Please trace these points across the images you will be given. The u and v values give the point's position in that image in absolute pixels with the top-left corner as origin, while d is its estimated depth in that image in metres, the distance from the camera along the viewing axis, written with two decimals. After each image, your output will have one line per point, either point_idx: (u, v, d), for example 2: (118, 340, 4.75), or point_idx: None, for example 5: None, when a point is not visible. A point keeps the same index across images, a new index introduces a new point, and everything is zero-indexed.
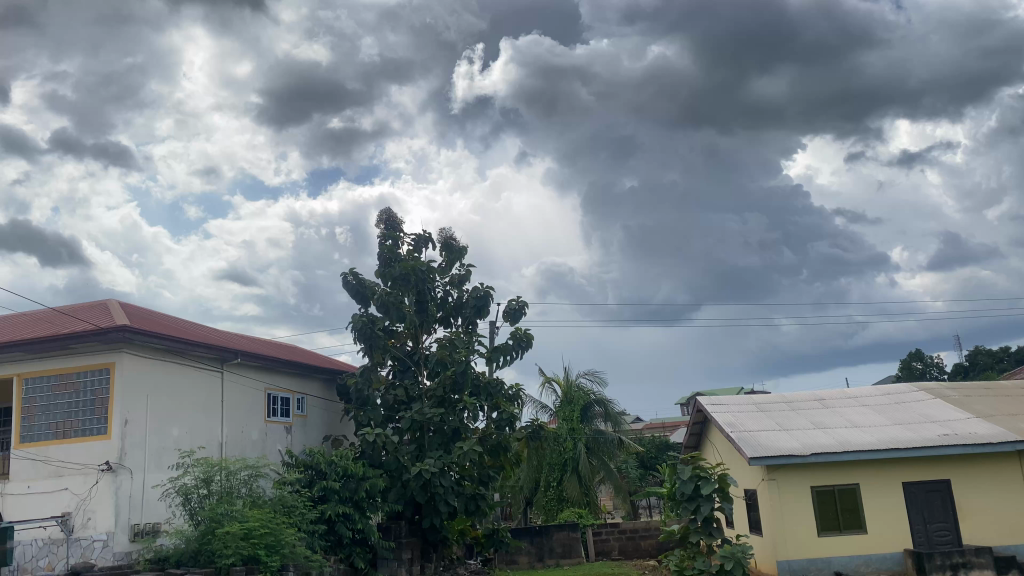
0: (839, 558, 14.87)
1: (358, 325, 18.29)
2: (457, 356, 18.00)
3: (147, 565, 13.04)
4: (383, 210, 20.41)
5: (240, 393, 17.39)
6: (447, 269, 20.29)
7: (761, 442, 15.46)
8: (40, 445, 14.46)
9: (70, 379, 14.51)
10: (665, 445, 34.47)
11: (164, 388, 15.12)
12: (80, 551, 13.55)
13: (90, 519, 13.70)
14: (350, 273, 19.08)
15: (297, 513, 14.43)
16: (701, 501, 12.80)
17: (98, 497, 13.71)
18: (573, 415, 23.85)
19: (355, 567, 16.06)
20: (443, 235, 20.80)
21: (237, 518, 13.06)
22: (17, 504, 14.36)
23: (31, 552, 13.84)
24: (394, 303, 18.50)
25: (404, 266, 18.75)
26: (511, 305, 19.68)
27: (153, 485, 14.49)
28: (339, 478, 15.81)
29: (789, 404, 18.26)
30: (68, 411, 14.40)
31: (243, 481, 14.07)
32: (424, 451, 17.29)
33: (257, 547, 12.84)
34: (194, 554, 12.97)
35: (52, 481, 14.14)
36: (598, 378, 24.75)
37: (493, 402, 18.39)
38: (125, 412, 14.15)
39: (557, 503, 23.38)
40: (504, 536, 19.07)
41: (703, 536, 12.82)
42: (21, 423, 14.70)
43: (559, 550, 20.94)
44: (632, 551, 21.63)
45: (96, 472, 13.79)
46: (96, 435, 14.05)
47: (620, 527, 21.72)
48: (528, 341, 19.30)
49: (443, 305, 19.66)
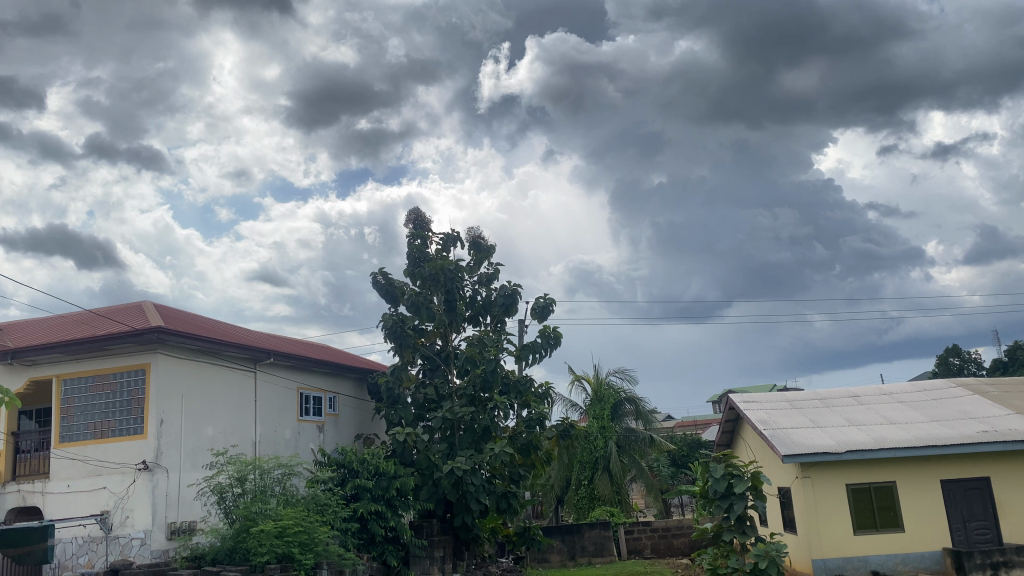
0: (876, 557, 14.66)
1: (388, 325, 18.41)
2: (487, 354, 18.02)
3: (184, 563, 13.21)
4: (412, 210, 20.50)
5: (273, 392, 17.55)
6: (476, 268, 20.32)
7: (794, 439, 15.30)
8: (78, 445, 14.72)
9: (108, 380, 14.74)
10: (696, 443, 34.22)
11: (198, 388, 15.30)
12: (118, 548, 13.78)
13: (128, 518, 13.91)
14: (379, 273, 19.18)
15: (330, 511, 14.54)
16: (735, 499, 12.67)
17: (135, 496, 13.91)
18: (603, 413, 23.76)
19: (388, 566, 16.12)
20: (470, 234, 20.83)
21: (271, 516, 13.19)
22: (56, 503, 14.64)
23: (71, 549, 14.20)
24: (424, 302, 18.59)
25: (432, 266, 18.82)
26: (540, 302, 19.67)
27: (188, 483, 14.69)
28: (372, 475, 15.91)
29: (822, 401, 18.03)
30: (105, 411, 14.63)
31: (276, 479, 14.21)
32: (455, 450, 17.33)
33: (291, 545, 12.96)
34: (230, 552, 13.11)
35: (91, 480, 14.38)
36: (629, 376, 24.64)
37: (523, 400, 18.40)
38: (161, 412, 14.35)
39: (588, 501, 23.30)
40: (535, 534, 19.05)
41: (736, 534, 12.70)
42: (60, 423, 14.96)
43: (591, 549, 20.89)
44: (664, 549, 21.51)
45: (134, 471, 14.00)
46: (133, 434, 14.27)
47: (652, 526, 21.64)
48: (556, 339, 19.25)
49: (471, 304, 19.70)
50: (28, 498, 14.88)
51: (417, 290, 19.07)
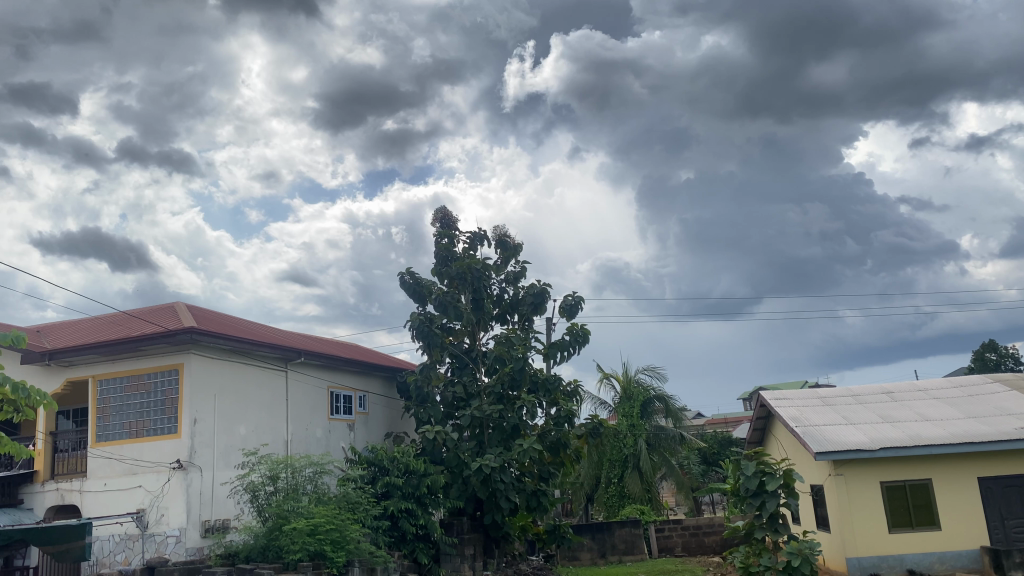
0: (912, 555, 14.45)
1: (416, 324, 18.48)
2: (515, 352, 18.03)
3: (218, 560, 13.37)
4: (438, 209, 20.57)
5: (304, 391, 17.71)
6: (503, 266, 20.34)
7: (828, 436, 15.12)
8: (114, 444, 14.95)
9: (142, 380, 14.96)
10: (727, 440, 33.97)
11: (230, 388, 15.47)
12: (154, 546, 14.00)
13: (163, 516, 14.11)
14: (407, 272, 19.26)
15: (361, 509, 14.63)
16: (767, 497, 12.58)
17: (170, 494, 14.11)
18: (632, 411, 23.70)
19: (419, 563, 16.17)
20: (497, 232, 20.85)
21: (304, 514, 13.31)
22: (93, 501, 14.88)
23: (109, 547, 14.46)
24: (451, 301, 18.64)
25: (459, 265, 18.86)
26: (568, 300, 19.63)
27: (222, 482, 14.87)
28: (402, 473, 16.00)
29: (855, 397, 17.80)
30: (140, 411, 14.85)
31: (308, 478, 14.34)
32: (484, 448, 17.36)
33: (323, 543, 13.07)
34: (263, 550, 13.24)
35: (127, 479, 14.60)
36: (658, 373, 24.53)
37: (552, 398, 18.38)
38: (194, 411, 14.54)
39: (618, 499, 23.22)
40: (566, 532, 19.02)
41: (768, 532, 12.61)
42: (97, 423, 15.21)
43: (621, 547, 20.83)
44: (696, 547, 21.39)
45: (168, 470, 14.19)
46: (167, 434, 14.46)
47: (683, 524, 21.51)
48: (585, 337, 19.20)
49: (499, 303, 19.71)
50: (66, 496, 15.14)
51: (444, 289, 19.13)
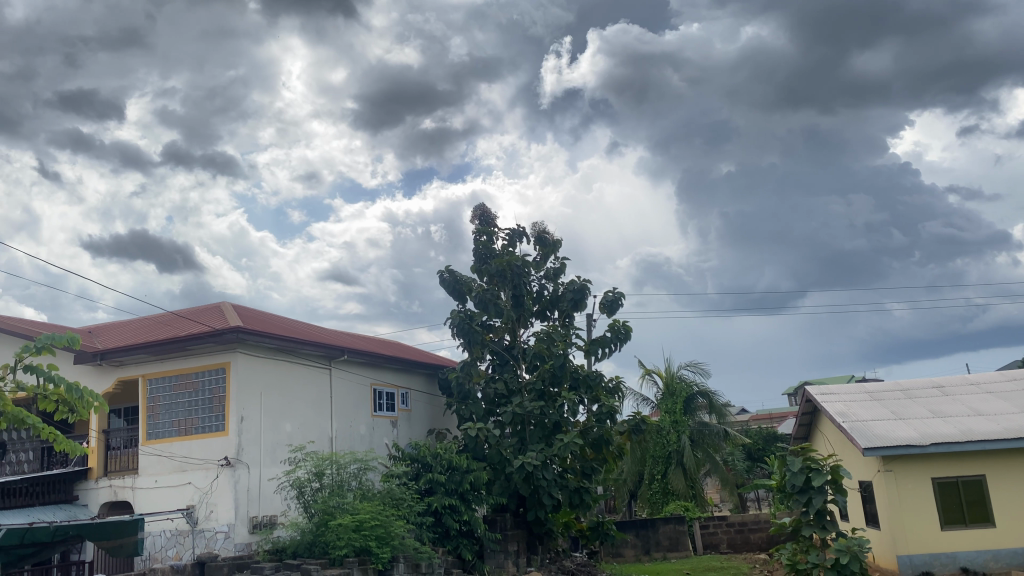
0: (965, 553, 14.11)
1: (456, 321, 18.53)
2: (555, 349, 18.06)
3: (266, 556, 13.56)
4: (477, 206, 20.62)
5: (348, 389, 17.89)
6: (542, 263, 20.31)
7: (876, 431, 14.83)
8: (164, 442, 15.26)
9: (190, 379, 15.24)
10: (772, 436, 33.48)
11: (275, 385, 15.70)
12: (204, 541, 14.29)
13: (213, 512, 14.38)
14: (446, 270, 19.32)
15: (405, 505, 14.75)
16: (813, 494, 12.35)
17: (219, 491, 14.36)
18: (675, 407, 23.49)
19: (462, 560, 16.24)
20: (536, 228, 20.82)
21: (349, 510, 13.47)
22: (144, 497, 15.21)
23: (160, 542, 14.79)
24: (491, 298, 18.67)
25: (499, 262, 18.90)
26: (609, 296, 19.54)
27: (269, 478, 15.10)
28: (445, 470, 16.14)
29: (904, 392, 17.43)
30: (188, 409, 15.14)
31: (353, 474, 14.49)
32: (526, 444, 17.37)
33: (369, 539, 13.20)
34: (310, 546, 13.40)
35: (177, 476, 14.89)
36: (701, 369, 24.30)
37: (593, 394, 18.33)
38: (241, 409, 14.79)
39: (662, 496, 23.14)
40: (609, 529, 18.94)
41: (816, 529, 12.39)
42: (147, 420, 15.53)
43: (665, 543, 20.71)
44: (741, 544, 21.18)
45: (216, 467, 14.46)
46: (215, 431, 14.73)
47: (728, 520, 21.32)
48: (627, 333, 19.09)
49: (539, 299, 19.69)
50: (119, 492, 15.51)
51: (484, 286, 19.19)
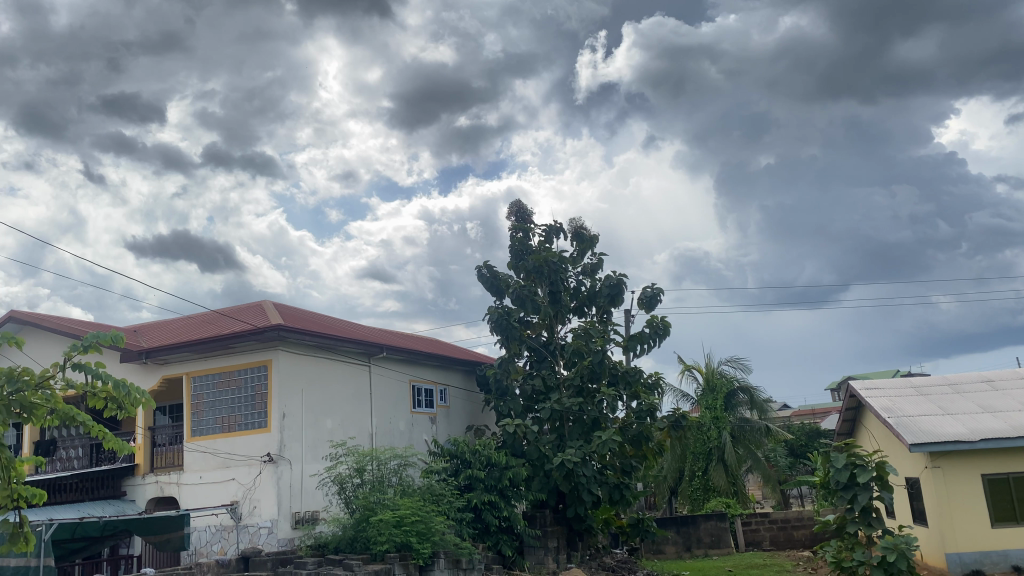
0: (1017, 552, 13.75)
1: (494, 317, 18.51)
2: (593, 345, 17.98)
3: (308, 551, 13.70)
4: (513, 202, 20.60)
5: (387, 385, 17.99)
6: (579, 259, 20.22)
7: (922, 427, 14.51)
8: (208, 439, 15.49)
9: (233, 376, 15.45)
10: (815, 432, 32.98)
11: (316, 383, 15.85)
12: (248, 537, 14.50)
13: (256, 508, 14.58)
14: (484, 266, 19.32)
15: (444, 501, 14.79)
16: (859, 491, 12.09)
17: (262, 486, 14.56)
18: (716, 403, 23.20)
19: (502, 556, 16.24)
20: (573, 224, 20.74)
21: (389, 506, 13.55)
22: (189, 493, 15.47)
23: (205, 537, 15.04)
24: (529, 294, 18.64)
25: (536, 258, 18.87)
26: (647, 292, 19.39)
27: (310, 474, 15.26)
28: (484, 466, 16.20)
29: (952, 386, 17.03)
30: (231, 406, 15.35)
31: (393, 470, 14.58)
32: (565, 441, 17.33)
33: (409, 535, 13.27)
34: (351, 541, 13.51)
35: (221, 472, 15.11)
36: (742, 365, 24.01)
37: (632, 391, 18.19)
38: (283, 406, 14.97)
39: (703, 493, 22.93)
40: (649, 525, 18.81)
41: (861, 526, 12.13)
42: (191, 417, 15.78)
43: (706, 541, 20.52)
44: (784, 542, 20.92)
45: (260, 463, 14.66)
46: (257, 428, 14.92)
47: (771, 517, 21.05)
48: (665, 329, 18.94)
49: (576, 295, 19.61)
50: (165, 488, 15.80)
51: (521, 282, 19.14)
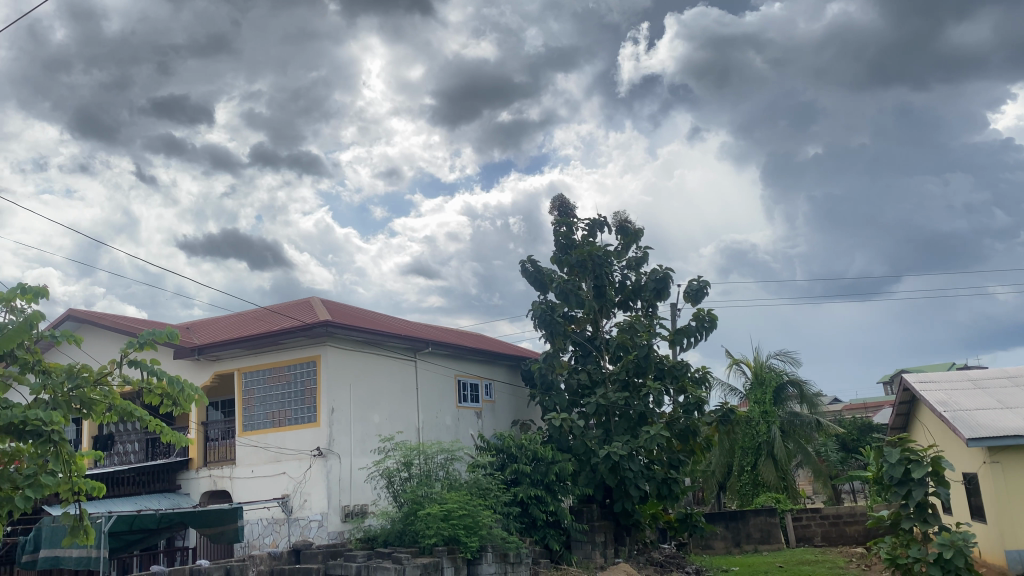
0: None
1: (538, 312, 18.50)
2: (639, 339, 17.85)
3: (358, 544, 13.84)
4: (556, 197, 20.55)
5: (433, 380, 18.12)
6: (624, 252, 20.10)
7: (980, 421, 14.13)
8: (258, 433, 15.75)
9: (283, 372, 15.69)
10: (867, 426, 32.35)
11: (363, 378, 16.03)
12: (299, 530, 14.73)
13: (307, 501, 14.80)
14: (528, 261, 19.33)
15: (491, 495, 14.85)
16: (913, 486, 11.81)
17: (313, 480, 14.78)
18: (765, 397, 22.94)
19: (550, 550, 16.25)
20: (617, 218, 20.62)
21: (436, 499, 13.65)
22: (241, 486, 15.76)
23: (258, 529, 15.32)
24: (572, 289, 18.58)
25: (580, 253, 18.80)
26: (693, 285, 19.19)
27: (359, 468, 15.45)
28: (530, 461, 16.23)
29: (1011, 379, 16.53)
30: (281, 401, 15.59)
31: (440, 464, 14.68)
32: (611, 436, 17.26)
33: (457, 528, 13.35)
34: (400, 534, 13.64)
35: (273, 466, 15.37)
36: (790, 358, 23.66)
37: (679, 385, 18.03)
38: (332, 401, 15.17)
39: (752, 488, 22.71)
40: (698, 520, 18.66)
41: (916, 523, 11.86)
42: (243, 413, 16.05)
43: (757, 536, 20.31)
44: (836, 538, 20.55)
45: (309, 457, 14.88)
46: (307, 422, 15.15)
47: (822, 513, 20.72)
48: (712, 322, 18.73)
49: (621, 289, 19.52)
50: (218, 482, 16.12)
51: (565, 277, 19.06)
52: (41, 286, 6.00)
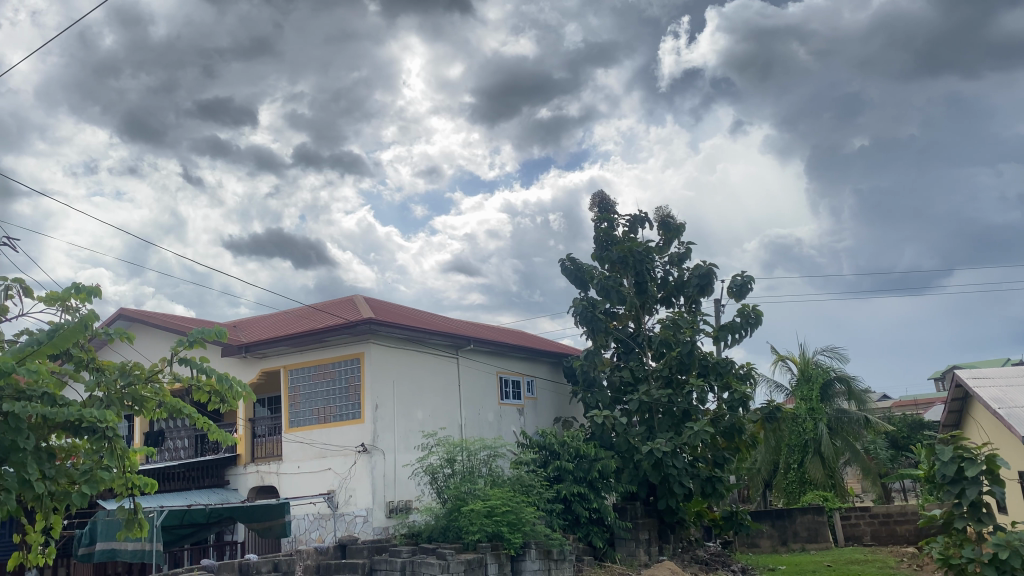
0: None
1: (579, 309, 18.44)
2: (682, 335, 17.70)
3: (403, 539, 13.91)
4: (597, 193, 20.45)
5: (475, 377, 18.19)
6: (666, 248, 19.94)
7: None
8: (305, 429, 15.95)
9: (328, 368, 15.88)
10: (918, 423, 31.65)
11: (406, 375, 16.14)
12: (345, 525, 14.91)
13: (352, 496, 14.98)
14: (568, 258, 19.28)
15: (535, 492, 14.86)
16: (967, 485, 11.51)
17: (357, 476, 14.95)
18: (812, 394, 22.53)
19: (593, 547, 16.20)
20: (659, 213, 20.45)
21: (480, 496, 13.70)
22: (288, 482, 15.98)
23: (304, 525, 15.51)
24: (614, 285, 18.47)
25: (621, 249, 18.70)
26: (737, 280, 18.96)
27: (403, 464, 15.58)
28: (572, 458, 16.20)
29: None
30: (327, 398, 15.78)
31: (483, 461, 14.73)
32: (655, 433, 17.14)
33: (500, 525, 13.38)
34: (444, 530, 13.69)
35: (318, 462, 15.55)
36: (838, 353, 23.25)
37: (724, 381, 17.82)
38: (376, 398, 15.32)
39: (799, 485, 22.37)
40: (744, 518, 18.43)
41: (970, 522, 11.57)
42: (289, 409, 16.26)
43: (803, 534, 20.01)
44: (886, 537, 20.14)
45: (354, 453, 15.04)
46: (352, 419, 15.30)
47: (872, 511, 20.34)
48: (757, 318, 18.48)
49: (663, 285, 19.36)
50: (266, 477, 16.36)
51: (607, 273, 18.98)
52: (95, 286, 6.14)
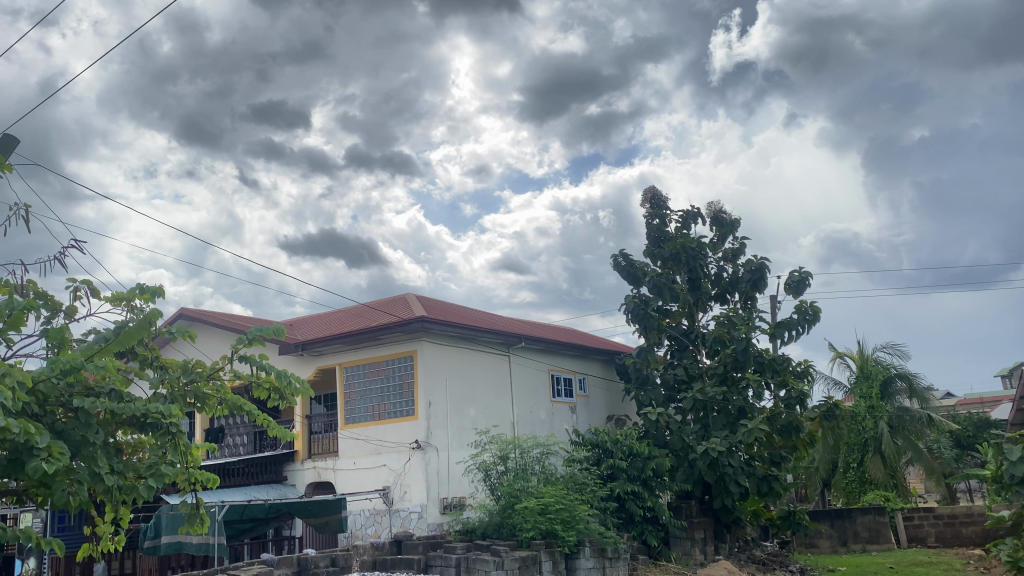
0: None
1: (631, 306, 18.30)
2: (737, 333, 17.43)
3: (457, 536, 13.99)
4: (648, 189, 20.28)
5: (527, 375, 18.20)
6: (719, 244, 19.68)
7: None
8: (359, 426, 16.15)
9: (382, 366, 16.04)
10: (984, 423, 30.70)
11: (458, 373, 16.23)
12: (400, 521, 15.07)
13: (407, 493, 15.14)
14: (620, 256, 19.16)
15: (588, 489, 14.81)
16: None
17: (412, 472, 15.10)
18: (871, 391, 21.99)
19: (648, 546, 16.09)
20: (712, 208, 20.19)
21: (533, 493, 13.71)
22: (344, 478, 16.21)
23: (360, 520, 15.71)
24: (666, 282, 18.30)
25: (673, 245, 18.52)
26: (794, 276, 18.60)
27: (457, 461, 15.69)
28: (626, 456, 16.11)
29: None
30: (381, 395, 15.95)
31: (536, 458, 14.72)
32: (709, 431, 16.95)
33: (554, 522, 13.35)
34: (498, 527, 13.73)
35: (373, 458, 15.74)
36: (900, 351, 22.68)
37: (781, 379, 17.51)
38: (429, 395, 15.43)
39: (859, 485, 21.89)
40: (802, 518, 18.09)
41: None
42: (345, 406, 16.47)
43: (865, 535, 19.56)
44: (952, 538, 19.54)
45: (409, 450, 15.19)
46: (406, 416, 15.45)
47: (935, 512, 19.79)
48: (814, 314, 18.12)
49: (717, 282, 19.10)
50: (323, 473, 16.63)
51: (659, 270, 18.80)
52: (158, 286, 6.31)
